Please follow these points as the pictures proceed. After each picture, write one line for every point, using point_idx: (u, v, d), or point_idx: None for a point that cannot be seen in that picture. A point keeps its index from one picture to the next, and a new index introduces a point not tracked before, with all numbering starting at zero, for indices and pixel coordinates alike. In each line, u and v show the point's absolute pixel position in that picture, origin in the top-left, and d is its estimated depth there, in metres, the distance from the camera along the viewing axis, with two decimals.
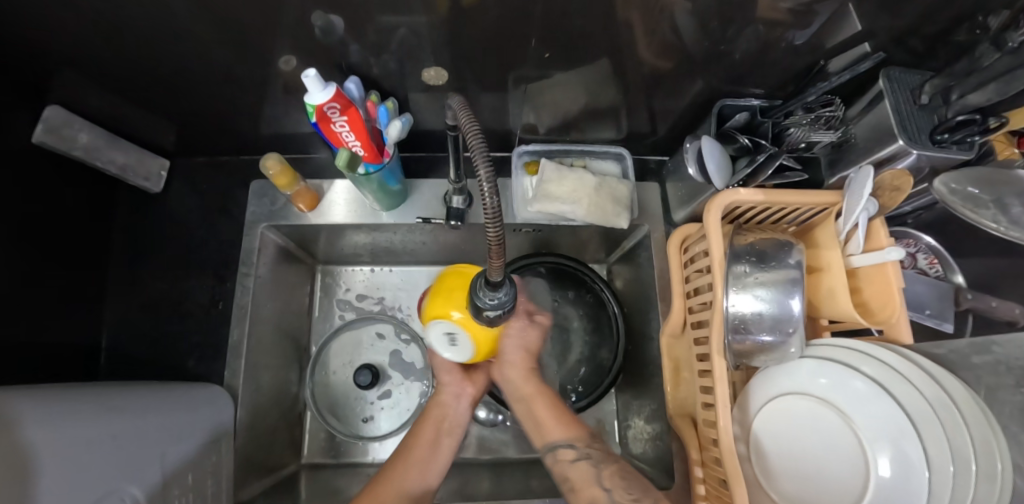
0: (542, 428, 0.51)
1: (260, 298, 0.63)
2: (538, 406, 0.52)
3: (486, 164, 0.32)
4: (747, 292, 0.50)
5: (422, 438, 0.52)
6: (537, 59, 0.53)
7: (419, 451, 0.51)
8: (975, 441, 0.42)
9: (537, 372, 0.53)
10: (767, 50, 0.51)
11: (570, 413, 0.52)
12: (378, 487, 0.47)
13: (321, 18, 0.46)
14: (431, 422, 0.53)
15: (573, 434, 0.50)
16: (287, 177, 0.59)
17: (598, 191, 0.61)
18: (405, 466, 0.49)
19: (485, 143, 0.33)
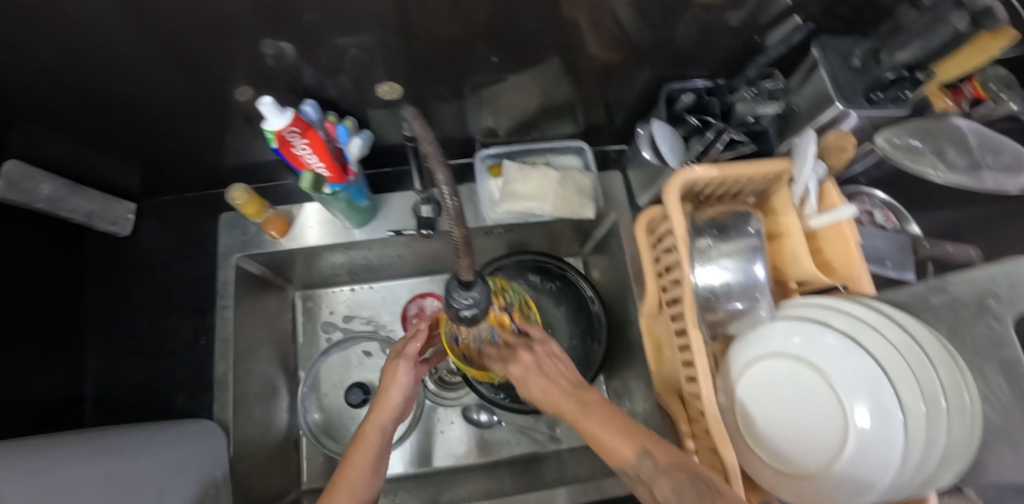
0: (608, 450, 0.41)
1: (242, 329, 0.63)
2: (591, 425, 0.43)
3: (446, 172, 0.35)
4: (717, 264, 0.56)
5: (354, 465, 0.45)
6: (488, 63, 0.54)
7: (349, 475, 0.45)
8: (943, 380, 0.46)
9: (578, 395, 0.46)
10: (707, 32, 0.53)
11: (631, 423, 0.42)
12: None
13: (272, 46, 0.47)
14: (371, 443, 0.47)
15: (620, 451, 0.41)
16: (255, 206, 0.59)
17: (563, 185, 0.62)
18: (336, 494, 0.43)
19: (441, 149, 0.35)
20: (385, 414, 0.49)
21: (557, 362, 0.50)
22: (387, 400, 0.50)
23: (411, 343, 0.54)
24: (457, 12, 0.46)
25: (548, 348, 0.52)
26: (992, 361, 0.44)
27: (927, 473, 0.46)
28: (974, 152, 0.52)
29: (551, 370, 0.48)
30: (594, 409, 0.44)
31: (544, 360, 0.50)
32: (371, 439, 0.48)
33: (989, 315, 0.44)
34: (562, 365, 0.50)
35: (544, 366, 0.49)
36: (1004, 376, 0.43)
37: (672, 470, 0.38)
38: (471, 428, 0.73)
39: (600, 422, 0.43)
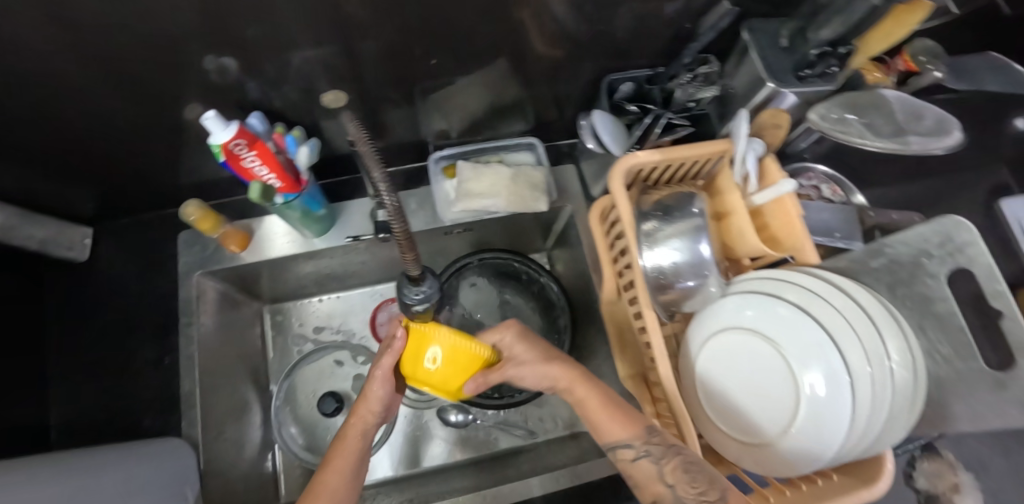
0: (601, 427, 0.47)
1: (208, 347, 0.63)
2: (586, 401, 0.48)
3: (383, 175, 0.39)
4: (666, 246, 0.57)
5: (336, 471, 0.46)
6: (430, 67, 0.56)
7: (329, 481, 0.45)
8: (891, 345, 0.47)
9: (574, 370, 0.50)
10: (640, 23, 0.55)
11: (629, 409, 0.48)
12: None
13: (213, 62, 0.48)
14: (350, 452, 0.47)
15: (628, 432, 0.46)
16: (210, 221, 0.59)
17: (515, 181, 0.63)
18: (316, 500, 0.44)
19: (378, 154, 0.39)
20: (361, 422, 0.48)
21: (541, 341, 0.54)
22: (367, 407, 0.48)
23: (387, 357, 0.46)
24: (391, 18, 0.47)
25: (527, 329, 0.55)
26: (929, 317, 0.48)
27: (876, 434, 0.47)
28: (898, 119, 0.53)
29: (531, 351, 0.50)
30: (591, 382, 0.49)
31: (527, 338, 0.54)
32: (347, 447, 0.47)
33: (924, 274, 0.48)
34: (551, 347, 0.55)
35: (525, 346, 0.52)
36: (940, 330, 0.47)
37: (677, 452, 0.44)
38: (448, 428, 0.75)
39: (595, 397, 0.48)
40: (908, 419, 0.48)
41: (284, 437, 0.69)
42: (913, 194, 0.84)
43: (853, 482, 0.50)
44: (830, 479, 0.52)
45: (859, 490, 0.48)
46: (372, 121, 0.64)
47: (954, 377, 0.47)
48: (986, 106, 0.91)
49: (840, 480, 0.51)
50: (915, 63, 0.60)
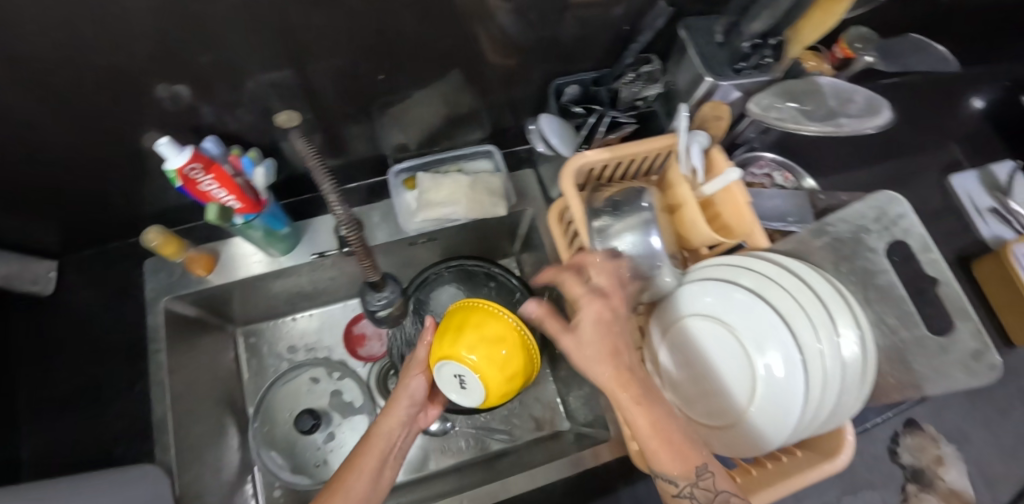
0: (651, 453, 0.44)
1: (178, 372, 0.63)
2: (640, 425, 0.43)
3: (336, 191, 0.43)
4: (618, 241, 0.57)
5: (357, 469, 0.48)
6: (378, 81, 0.58)
7: (352, 480, 0.47)
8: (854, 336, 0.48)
9: (636, 388, 0.44)
10: (579, 29, 0.57)
11: (683, 436, 0.44)
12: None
13: (166, 90, 0.50)
14: (376, 452, 0.50)
15: (678, 470, 0.43)
16: (173, 245, 0.60)
17: (473, 188, 0.64)
18: (336, 494, 0.46)
19: (330, 174, 0.42)
20: (391, 418, 0.52)
21: (616, 333, 0.47)
22: (401, 405, 0.53)
23: (421, 348, 0.55)
24: (336, 34, 0.49)
25: (601, 317, 0.47)
26: (870, 289, 0.50)
27: (832, 408, 0.49)
28: (830, 102, 0.56)
29: (594, 338, 0.45)
30: (652, 404, 0.44)
31: (603, 327, 0.46)
32: (377, 441, 0.51)
33: (864, 249, 0.50)
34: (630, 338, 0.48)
35: (592, 342, 0.45)
36: (882, 301, 0.49)
37: (727, 499, 0.42)
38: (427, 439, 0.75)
39: (654, 427, 0.43)
40: (860, 393, 0.49)
41: (266, 460, 0.69)
42: (861, 176, 0.87)
43: (817, 457, 0.52)
44: (795, 456, 0.54)
45: (821, 463, 0.50)
46: (331, 137, 0.65)
47: (901, 346, 0.49)
48: (926, 87, 0.96)
49: (804, 455, 0.53)
50: (851, 50, 0.63)
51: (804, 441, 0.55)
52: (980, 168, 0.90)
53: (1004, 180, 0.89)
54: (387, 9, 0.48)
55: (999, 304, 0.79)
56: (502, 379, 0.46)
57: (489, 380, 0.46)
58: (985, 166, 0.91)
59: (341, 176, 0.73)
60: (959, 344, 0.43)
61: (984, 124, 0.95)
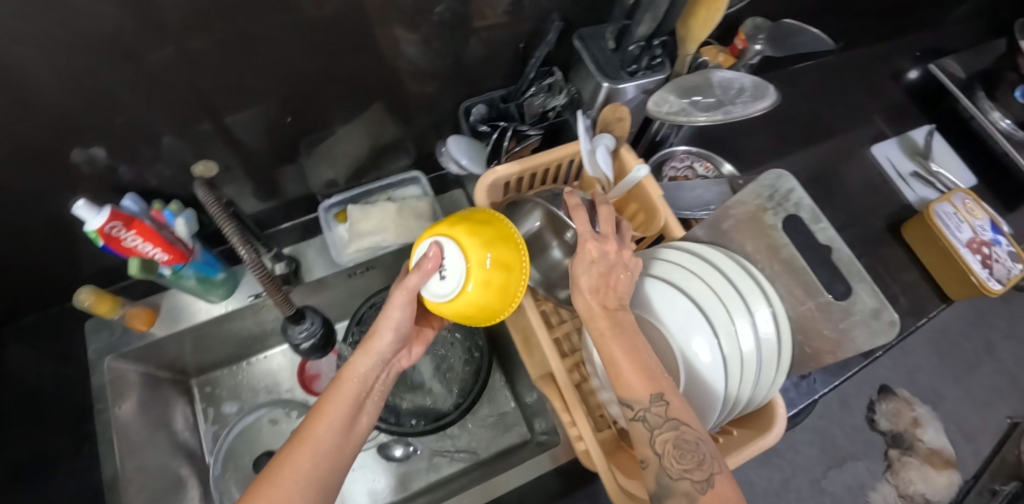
0: (618, 375, 0.44)
1: (129, 427, 0.64)
2: (609, 342, 0.44)
3: (238, 235, 0.44)
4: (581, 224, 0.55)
5: (325, 419, 0.44)
6: (291, 123, 0.61)
7: (318, 430, 0.43)
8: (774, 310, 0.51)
9: (619, 320, 0.46)
10: (478, 52, 0.60)
11: (653, 367, 0.44)
12: (267, 475, 0.40)
13: (81, 154, 0.51)
14: (348, 394, 0.45)
15: (638, 396, 0.43)
16: (107, 303, 0.61)
17: (400, 214, 0.68)
18: (301, 448, 0.42)
19: (232, 221, 0.44)
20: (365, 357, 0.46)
21: (611, 276, 0.47)
22: (380, 339, 0.47)
23: (415, 276, 0.46)
24: (243, 82, 0.52)
25: (594, 257, 0.46)
26: (775, 264, 0.53)
27: (754, 383, 0.51)
28: (722, 91, 0.59)
29: (591, 273, 0.46)
30: (624, 337, 0.45)
31: (593, 268, 0.46)
32: (345, 386, 0.45)
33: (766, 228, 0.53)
34: (622, 277, 0.48)
35: (585, 284, 0.46)
36: (785, 274, 0.52)
37: (675, 427, 0.42)
38: (391, 465, 0.76)
39: (625, 356, 0.44)
40: (777, 371, 0.51)
41: None
42: (788, 156, 0.91)
43: (750, 432, 0.53)
44: (730, 434, 0.55)
45: (756, 438, 0.52)
46: (262, 181, 0.67)
47: (810, 316, 0.51)
48: (838, 67, 1.01)
49: (739, 433, 0.54)
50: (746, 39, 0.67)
51: (738, 420, 0.56)
52: (902, 136, 0.94)
53: (923, 144, 0.93)
54: (286, 52, 0.51)
55: (931, 264, 0.81)
56: (482, 264, 0.47)
57: (469, 260, 0.47)
58: (905, 133, 0.95)
59: (277, 217, 0.75)
60: (859, 306, 0.47)
61: (900, 93, 1.00)
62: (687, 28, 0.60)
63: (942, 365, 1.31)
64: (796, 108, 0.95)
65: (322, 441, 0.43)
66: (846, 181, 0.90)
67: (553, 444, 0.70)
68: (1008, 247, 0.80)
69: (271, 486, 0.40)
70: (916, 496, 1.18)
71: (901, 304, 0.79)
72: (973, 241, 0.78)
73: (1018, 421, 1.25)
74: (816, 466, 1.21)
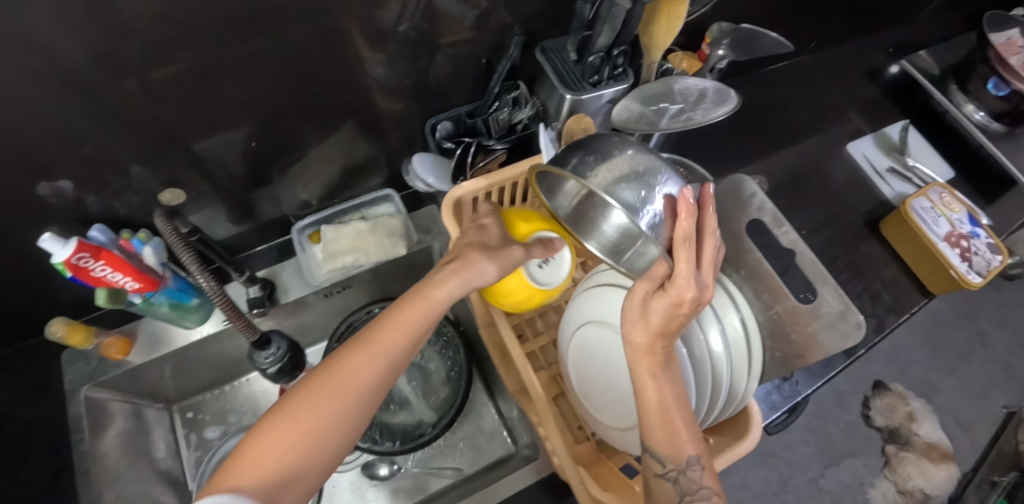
0: (648, 426, 0.41)
1: (108, 457, 0.63)
2: (650, 389, 0.41)
3: (202, 269, 0.47)
4: (621, 197, 0.42)
5: (400, 329, 0.42)
6: (262, 147, 0.61)
7: (390, 339, 0.41)
8: (742, 316, 0.51)
9: (669, 371, 0.42)
10: (443, 69, 0.61)
11: (687, 425, 0.41)
12: (324, 379, 0.38)
13: (47, 187, 0.51)
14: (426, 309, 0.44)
15: (669, 452, 0.40)
16: (80, 333, 0.62)
17: (373, 232, 0.69)
18: (368, 357, 0.40)
19: (195, 256, 0.47)
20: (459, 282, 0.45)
21: (685, 322, 0.41)
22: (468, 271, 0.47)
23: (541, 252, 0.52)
24: (207, 109, 0.52)
25: (682, 305, 0.39)
26: (739, 268, 0.53)
27: (726, 393, 0.50)
28: (684, 98, 0.60)
29: (661, 321, 0.41)
30: (670, 379, 0.41)
31: (674, 312, 0.39)
32: (432, 304, 0.44)
33: (729, 231, 0.53)
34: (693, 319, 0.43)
35: (654, 326, 0.41)
36: (750, 278, 0.52)
37: (704, 496, 0.39)
38: (377, 485, 0.75)
39: (669, 402, 0.41)
40: (750, 378, 0.51)
41: None
42: (765, 157, 0.91)
43: (727, 440, 0.53)
44: (707, 443, 0.54)
45: (732, 445, 0.51)
46: (236, 206, 0.68)
47: (776, 320, 0.51)
48: (812, 66, 1.01)
49: (716, 442, 0.54)
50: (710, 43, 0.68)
51: (714, 427, 0.56)
52: (877, 132, 0.95)
53: (898, 139, 0.93)
54: (249, 78, 0.51)
55: (910, 259, 0.81)
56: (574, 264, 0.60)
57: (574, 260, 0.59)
58: (881, 129, 0.95)
59: (253, 240, 0.75)
60: (825, 309, 0.47)
61: (874, 90, 1.00)
62: (647, 37, 0.60)
63: (934, 358, 1.30)
64: (772, 108, 0.96)
65: (387, 357, 0.41)
66: (823, 179, 0.90)
67: (536, 457, 0.70)
68: (987, 239, 0.80)
69: (335, 386, 0.38)
70: (917, 492, 1.16)
71: (883, 300, 0.79)
72: (951, 235, 0.78)
73: (1014, 411, 1.25)
74: (813, 465, 1.20)
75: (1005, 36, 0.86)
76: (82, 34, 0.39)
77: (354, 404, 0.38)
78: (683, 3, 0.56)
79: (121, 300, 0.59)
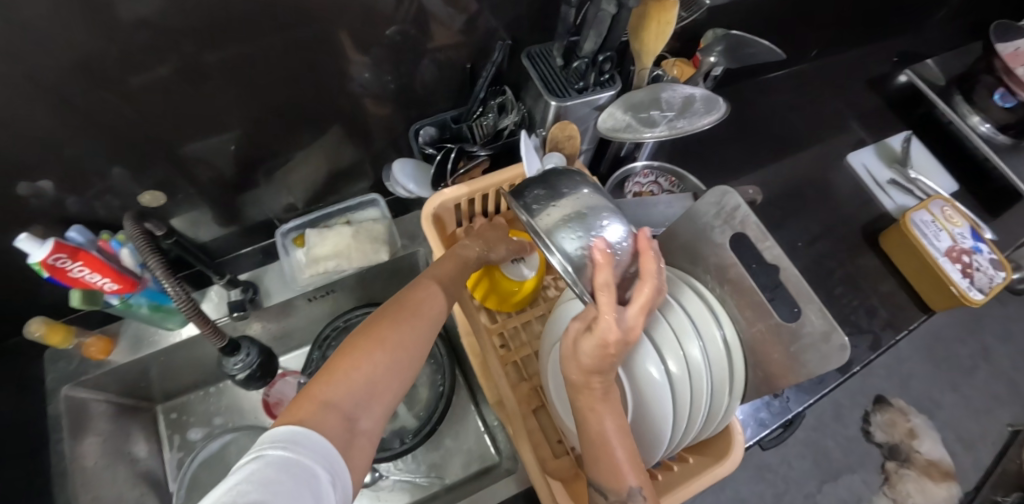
0: (594, 454, 0.42)
1: (86, 459, 0.63)
2: (593, 419, 0.41)
3: (162, 268, 0.50)
4: (561, 239, 0.43)
5: (443, 269, 0.52)
6: (245, 151, 0.61)
7: (437, 278, 0.51)
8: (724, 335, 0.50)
9: (611, 402, 0.42)
10: (429, 73, 0.61)
11: (633, 454, 0.42)
12: (391, 314, 0.44)
13: (27, 189, 0.51)
14: (458, 260, 0.55)
15: (612, 485, 0.41)
16: (59, 333, 0.61)
17: (356, 237, 0.69)
18: (427, 291, 0.48)
19: (157, 256, 0.50)
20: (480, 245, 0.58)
21: (617, 361, 0.41)
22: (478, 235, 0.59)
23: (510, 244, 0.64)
24: (189, 113, 0.52)
25: (609, 346, 0.39)
26: (724, 285, 0.53)
27: (705, 414, 0.49)
28: (672, 107, 0.58)
29: (592, 359, 0.40)
30: (615, 409, 0.42)
31: (602, 351, 0.39)
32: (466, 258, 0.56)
33: (715, 245, 0.53)
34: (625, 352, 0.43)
35: (585, 366, 0.41)
36: (733, 294, 0.52)
37: None
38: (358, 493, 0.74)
39: (612, 433, 0.41)
40: (731, 395, 0.50)
41: None
42: (761, 168, 0.89)
43: (708, 461, 0.51)
44: (687, 462, 0.53)
45: (711, 467, 0.50)
46: (221, 208, 0.67)
47: (760, 339, 0.50)
48: (813, 74, 1.00)
49: (696, 461, 0.53)
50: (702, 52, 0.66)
51: (695, 445, 0.54)
52: (878, 143, 0.93)
53: (900, 150, 0.91)
54: (231, 83, 0.50)
55: (910, 273, 0.78)
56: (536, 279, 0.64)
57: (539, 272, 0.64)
58: (883, 139, 0.93)
59: (238, 242, 0.75)
60: (808, 328, 0.45)
61: (874, 99, 0.98)
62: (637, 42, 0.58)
63: (937, 372, 1.27)
64: (770, 117, 0.94)
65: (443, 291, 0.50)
66: (821, 189, 0.88)
67: (517, 469, 0.69)
68: (990, 254, 0.77)
69: (404, 314, 0.45)
70: None
71: (880, 315, 0.76)
72: (952, 251, 0.76)
73: (1019, 429, 1.21)
74: (809, 480, 1.18)
75: (1013, 45, 0.84)
76: (51, 38, 0.38)
77: (419, 329, 0.45)
78: (673, 8, 0.54)
79: (96, 301, 0.59)
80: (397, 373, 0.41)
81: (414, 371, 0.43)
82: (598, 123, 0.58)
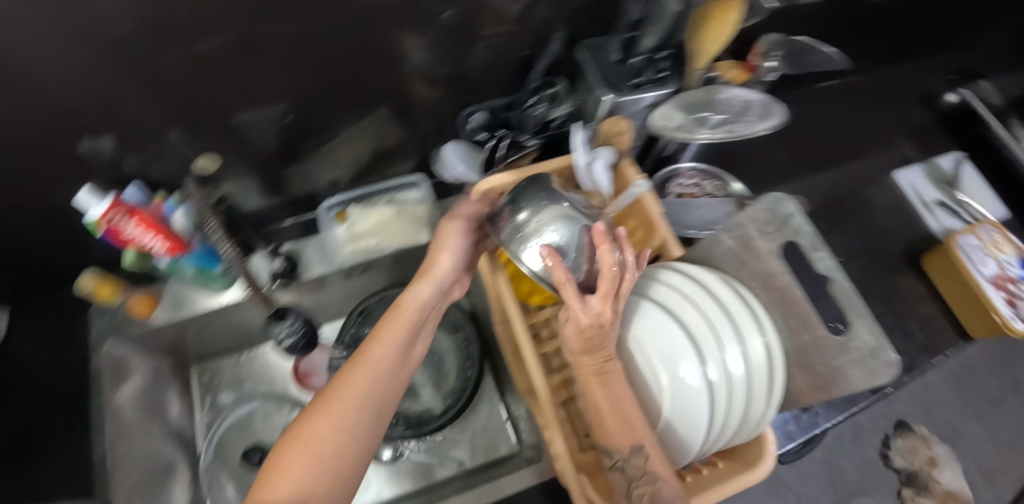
0: (598, 422, 0.45)
1: (126, 410, 0.65)
2: (592, 390, 0.45)
3: None
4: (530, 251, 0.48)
5: (381, 340, 0.44)
6: (297, 124, 0.62)
7: (373, 348, 0.43)
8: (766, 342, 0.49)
9: (610, 375, 0.46)
10: (483, 59, 0.61)
11: (633, 416, 0.45)
12: (319, 403, 0.38)
13: (90, 145, 0.52)
14: (404, 317, 0.46)
15: (619, 444, 0.44)
16: (109, 287, 0.64)
17: (398, 217, 0.73)
18: (359, 367, 0.41)
19: None
20: None
21: (603, 339, 0.45)
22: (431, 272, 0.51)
23: None
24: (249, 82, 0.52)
25: (583, 332, 0.43)
26: (771, 292, 0.52)
27: (741, 417, 0.49)
28: (726, 109, 0.58)
29: (577, 338, 0.45)
30: (613, 384, 0.45)
31: (579, 333, 0.44)
32: (408, 311, 0.47)
33: (763, 252, 0.52)
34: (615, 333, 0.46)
35: (576, 348, 0.46)
36: (778, 303, 0.52)
37: (653, 481, 0.42)
38: (379, 469, 0.75)
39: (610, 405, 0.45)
40: (770, 401, 0.48)
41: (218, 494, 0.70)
42: (804, 178, 0.87)
43: (737, 468, 0.49)
44: (716, 467, 0.51)
45: (741, 473, 0.48)
46: (268, 179, 0.69)
47: (804, 350, 0.49)
48: (864, 87, 0.97)
49: (725, 466, 0.51)
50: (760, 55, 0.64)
51: (726, 451, 0.53)
52: (927, 162, 0.91)
53: (949, 172, 0.89)
54: (292, 54, 0.51)
55: (950, 298, 0.77)
56: None
57: None
58: (932, 159, 0.91)
59: (281, 214, 0.77)
60: (857, 343, 0.44)
61: (926, 117, 0.96)
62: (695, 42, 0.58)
63: (965, 402, 1.24)
64: (817, 127, 0.92)
65: (387, 357, 0.42)
66: (865, 205, 0.86)
67: (539, 460, 0.69)
68: None
69: (331, 404, 0.38)
70: None
71: (916, 338, 0.75)
72: (997, 278, 0.74)
73: None
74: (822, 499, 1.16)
75: None
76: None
77: (355, 412, 0.38)
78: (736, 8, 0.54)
79: (148, 260, 0.61)
80: (324, 471, 0.35)
81: (356, 459, 0.37)
82: (648, 121, 0.58)
